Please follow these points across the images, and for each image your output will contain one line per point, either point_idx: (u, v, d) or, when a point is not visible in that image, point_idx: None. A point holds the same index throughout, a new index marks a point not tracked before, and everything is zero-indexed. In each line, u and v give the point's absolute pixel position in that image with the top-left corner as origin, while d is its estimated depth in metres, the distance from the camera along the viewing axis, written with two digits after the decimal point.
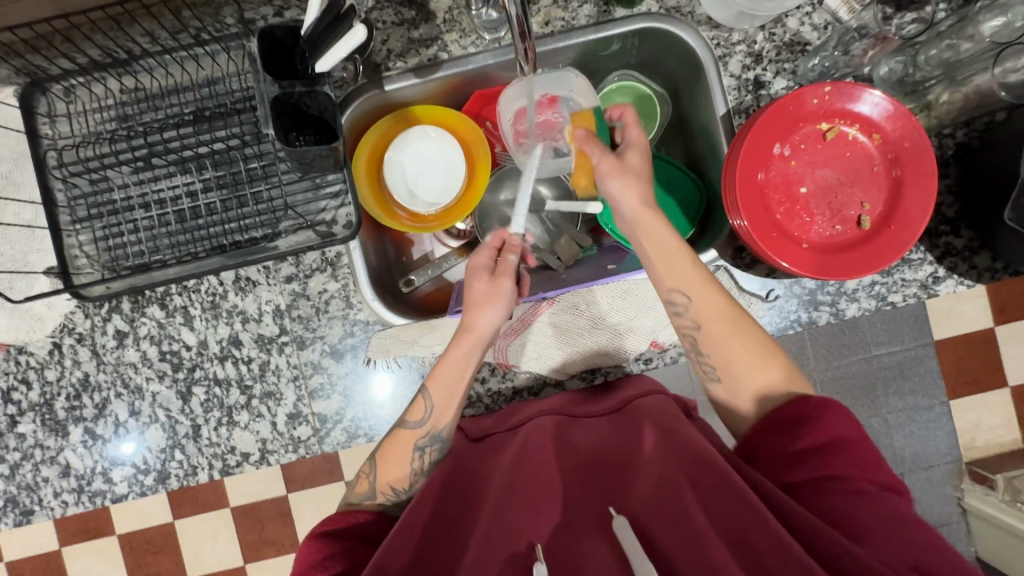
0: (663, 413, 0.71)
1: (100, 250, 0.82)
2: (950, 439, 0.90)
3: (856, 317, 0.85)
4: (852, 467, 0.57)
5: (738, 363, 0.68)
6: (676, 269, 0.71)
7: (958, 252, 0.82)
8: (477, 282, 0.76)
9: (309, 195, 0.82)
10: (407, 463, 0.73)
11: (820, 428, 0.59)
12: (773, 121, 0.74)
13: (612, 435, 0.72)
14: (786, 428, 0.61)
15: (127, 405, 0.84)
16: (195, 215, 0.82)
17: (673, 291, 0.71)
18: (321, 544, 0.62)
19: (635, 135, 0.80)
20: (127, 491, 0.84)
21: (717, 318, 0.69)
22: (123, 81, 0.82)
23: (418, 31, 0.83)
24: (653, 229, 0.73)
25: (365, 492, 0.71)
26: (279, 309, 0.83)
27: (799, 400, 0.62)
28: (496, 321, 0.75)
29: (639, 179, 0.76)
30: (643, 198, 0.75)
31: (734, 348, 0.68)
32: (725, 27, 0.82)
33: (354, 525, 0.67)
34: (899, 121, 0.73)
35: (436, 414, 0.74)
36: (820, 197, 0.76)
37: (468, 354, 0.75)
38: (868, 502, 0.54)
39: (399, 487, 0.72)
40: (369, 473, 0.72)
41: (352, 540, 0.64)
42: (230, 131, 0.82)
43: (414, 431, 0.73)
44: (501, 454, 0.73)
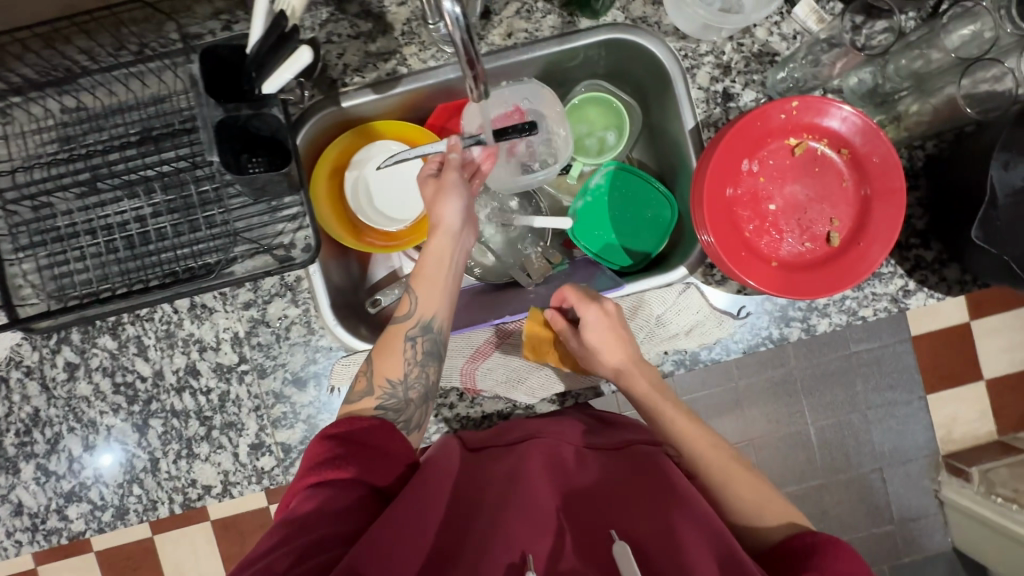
0: (667, 468, 0.68)
1: (46, 279, 0.78)
2: (928, 433, 0.96)
3: (827, 332, 0.83)
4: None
5: (731, 496, 0.66)
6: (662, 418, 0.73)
7: (927, 264, 0.81)
8: (425, 187, 0.77)
9: (265, 218, 0.78)
10: (401, 355, 0.70)
11: (828, 562, 0.54)
12: (741, 137, 0.72)
13: (613, 466, 0.68)
14: (794, 560, 0.57)
15: (81, 439, 0.80)
16: (146, 241, 0.78)
17: (653, 421, 0.74)
18: (330, 446, 0.59)
19: (596, 319, 0.74)
20: (84, 528, 0.81)
21: (705, 452, 0.70)
22: (63, 101, 0.77)
23: (375, 44, 0.79)
24: (641, 389, 0.75)
25: (364, 389, 0.68)
26: (238, 336, 0.80)
27: (805, 534, 0.59)
28: (456, 212, 0.75)
29: (609, 358, 0.75)
30: (618, 362, 0.75)
31: (728, 488, 0.67)
32: (692, 38, 0.80)
33: (361, 429, 0.61)
34: (868, 137, 0.71)
35: (423, 304, 0.72)
36: (789, 214, 0.74)
37: (440, 253, 0.75)
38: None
39: (394, 378, 0.68)
40: (365, 370, 0.69)
41: (360, 445, 0.60)
42: (179, 152, 0.78)
43: (405, 324, 0.71)
44: (498, 465, 0.69)
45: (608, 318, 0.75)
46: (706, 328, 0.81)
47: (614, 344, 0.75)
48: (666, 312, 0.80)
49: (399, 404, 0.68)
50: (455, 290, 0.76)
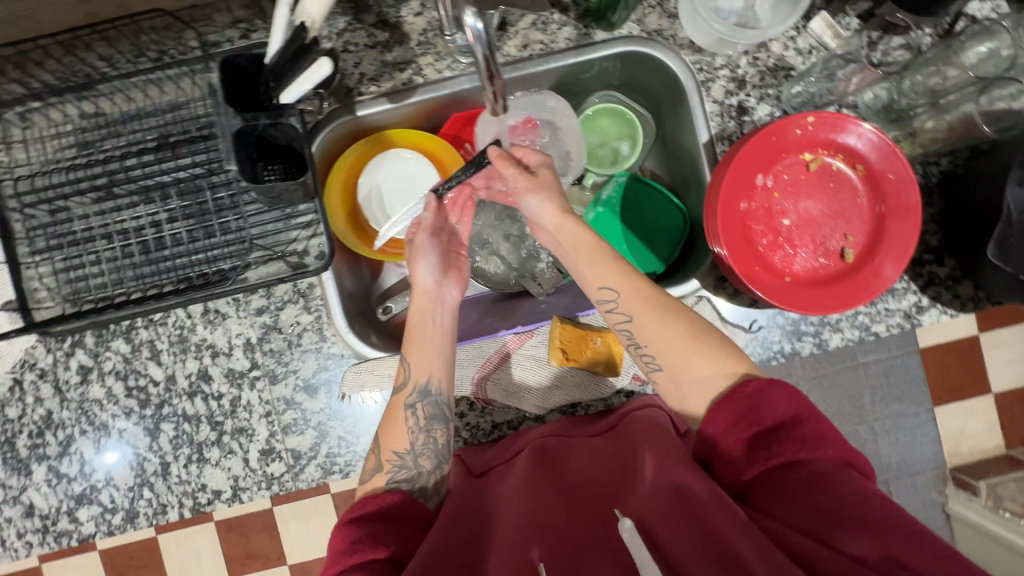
0: (650, 429, 0.69)
1: (61, 282, 0.79)
2: (936, 446, 0.96)
3: (840, 347, 0.83)
4: (809, 447, 0.54)
5: (677, 355, 0.65)
6: (625, 289, 0.69)
7: (940, 281, 0.81)
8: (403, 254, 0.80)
9: (279, 225, 0.79)
10: (404, 426, 0.71)
11: (764, 414, 0.56)
12: (756, 150, 0.72)
13: (605, 452, 0.70)
14: (736, 413, 0.57)
15: (93, 442, 0.81)
16: (161, 246, 0.79)
17: (603, 288, 0.70)
18: (352, 530, 0.60)
19: (540, 160, 0.78)
20: (94, 530, 0.81)
21: (652, 310, 0.67)
22: (82, 106, 0.78)
23: (392, 53, 0.80)
24: (573, 239, 0.73)
25: (374, 467, 0.69)
26: (250, 342, 0.80)
27: (738, 386, 0.59)
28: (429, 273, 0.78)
29: (553, 193, 0.75)
30: (557, 208, 0.75)
31: (666, 344, 0.66)
32: (708, 52, 0.80)
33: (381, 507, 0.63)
34: (884, 153, 0.71)
35: (415, 370, 0.73)
36: (803, 229, 0.74)
37: (425, 313, 0.76)
38: (830, 491, 0.52)
39: (401, 449, 0.69)
40: (373, 448, 0.70)
41: (383, 523, 0.61)
42: (195, 158, 0.78)
43: (404, 394, 0.72)
44: (503, 481, 0.70)
45: (549, 197, 0.75)
46: None
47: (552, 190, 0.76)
48: None
49: (411, 475, 0.68)
50: (450, 349, 0.76)
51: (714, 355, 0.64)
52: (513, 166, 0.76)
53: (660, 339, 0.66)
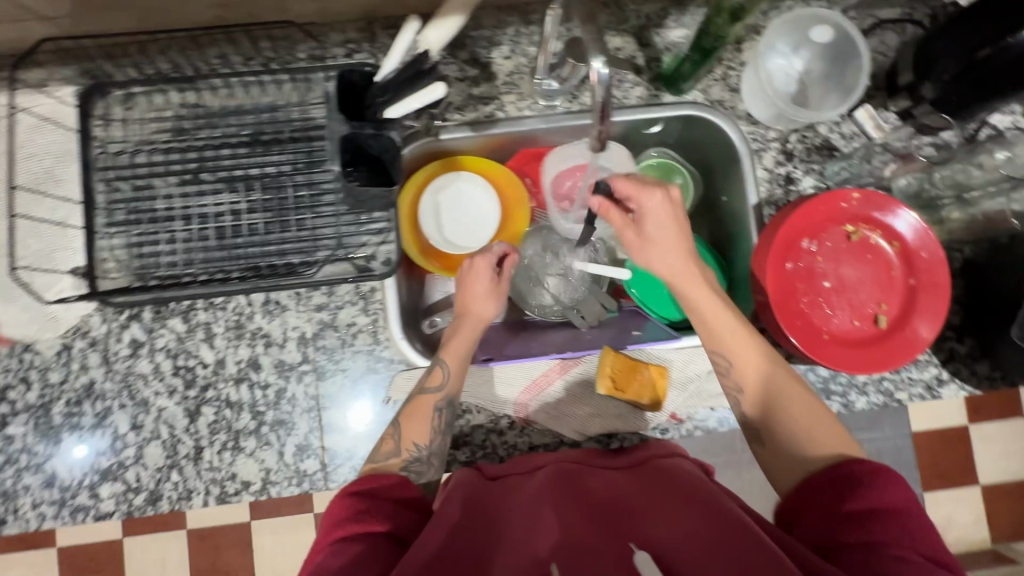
0: (677, 469, 0.71)
1: (132, 257, 0.81)
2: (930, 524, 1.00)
3: (863, 410, 0.87)
4: (903, 537, 0.55)
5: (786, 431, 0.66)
6: (744, 356, 0.71)
7: (960, 358, 0.86)
8: (480, 281, 0.79)
9: (352, 228, 0.83)
10: (430, 424, 0.74)
11: (875, 492, 0.58)
12: (804, 217, 0.79)
13: (626, 483, 0.71)
14: (841, 484, 0.60)
15: (129, 417, 0.81)
16: (236, 234, 0.82)
17: (717, 354, 0.72)
18: (353, 501, 0.62)
19: (655, 206, 0.73)
20: (113, 509, 0.79)
21: (773, 389, 0.69)
22: (185, 96, 0.83)
23: (478, 88, 0.87)
24: (693, 294, 0.73)
25: (390, 451, 0.71)
26: (304, 337, 0.83)
27: (845, 462, 0.62)
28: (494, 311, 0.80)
29: (671, 247, 0.74)
30: (675, 262, 0.74)
31: (785, 419, 0.67)
32: (763, 125, 0.89)
33: (385, 485, 0.65)
34: (920, 235, 0.78)
35: (454, 379, 0.76)
36: (841, 292, 0.80)
37: (474, 338, 0.79)
38: (905, 572, 0.52)
39: (422, 443, 0.72)
40: (393, 433, 0.72)
41: (385, 501, 0.63)
42: (283, 157, 0.83)
43: (433, 396, 0.75)
44: (521, 492, 0.71)
45: (670, 258, 0.74)
46: None
47: (671, 237, 0.74)
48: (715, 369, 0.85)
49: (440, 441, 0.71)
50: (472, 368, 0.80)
51: (828, 433, 0.65)
52: (620, 218, 0.75)
53: (773, 411, 0.68)
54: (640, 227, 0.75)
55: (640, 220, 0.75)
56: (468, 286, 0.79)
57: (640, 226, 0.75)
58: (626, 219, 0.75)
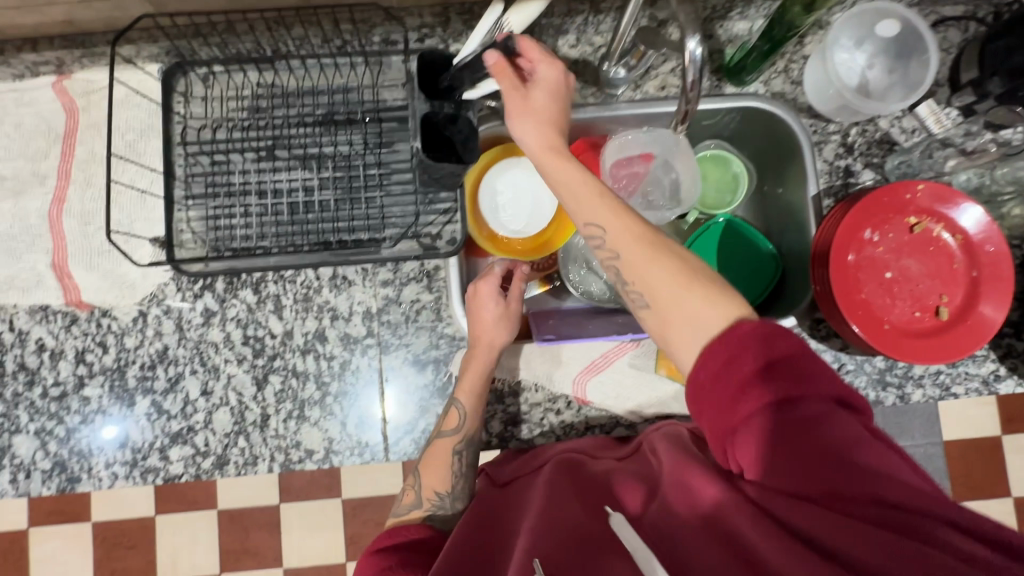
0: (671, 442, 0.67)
1: (208, 229, 0.84)
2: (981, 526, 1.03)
3: (919, 403, 0.87)
4: (823, 409, 0.49)
5: (681, 322, 0.56)
6: (654, 281, 0.58)
7: (1019, 354, 0.86)
8: (484, 309, 0.79)
9: (419, 207, 0.85)
10: (448, 469, 0.76)
11: (776, 355, 0.51)
12: (867, 208, 0.80)
13: (623, 468, 0.68)
14: (726, 361, 0.52)
15: (200, 383, 0.83)
16: (307, 210, 0.85)
17: (608, 258, 0.62)
18: (378, 559, 0.63)
19: (547, 74, 0.68)
20: (181, 471, 0.82)
21: (671, 283, 0.57)
22: (263, 76, 0.86)
23: None
24: (558, 175, 0.64)
25: (411, 503, 0.75)
26: (370, 311, 0.85)
27: (740, 326, 0.54)
28: (504, 336, 0.79)
29: (548, 123, 0.67)
30: (544, 141, 0.66)
31: (676, 313, 0.57)
32: (823, 118, 0.90)
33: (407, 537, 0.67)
34: (983, 228, 0.79)
35: (467, 420, 0.78)
36: (902, 283, 0.81)
37: (484, 370, 0.79)
38: (884, 458, 0.47)
39: (442, 492, 0.75)
40: (414, 484, 0.76)
41: (411, 551, 0.64)
42: (355, 136, 0.86)
43: (451, 439, 0.77)
44: (524, 493, 0.69)
45: (540, 136, 0.66)
46: None
47: (546, 121, 0.67)
48: None
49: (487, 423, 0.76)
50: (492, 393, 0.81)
51: (699, 302, 0.56)
52: (510, 81, 0.67)
53: (666, 313, 0.57)
54: (522, 91, 0.67)
55: (529, 88, 0.67)
56: (476, 317, 0.79)
57: (522, 91, 0.67)
58: (518, 82, 0.67)
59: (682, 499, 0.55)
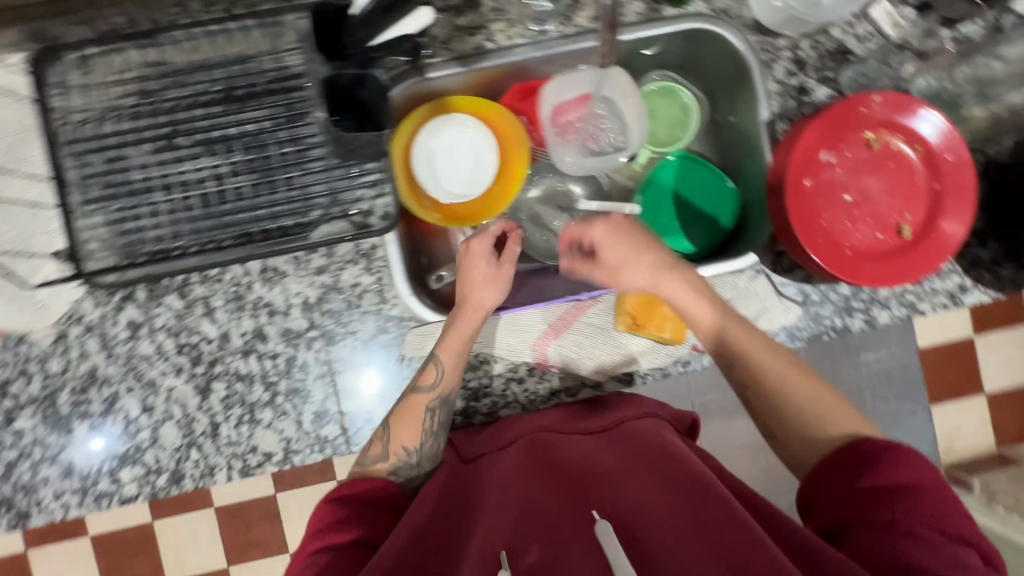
0: (652, 437, 0.69)
1: (116, 235, 0.76)
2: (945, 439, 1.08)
3: (886, 324, 0.85)
4: (920, 518, 0.54)
5: (787, 407, 0.66)
6: (673, 292, 0.73)
7: (984, 263, 0.84)
8: (478, 267, 0.75)
9: (344, 183, 0.78)
10: (419, 424, 0.72)
11: (889, 471, 0.57)
12: (820, 128, 0.75)
13: (601, 450, 0.69)
14: (848, 472, 0.59)
15: (140, 400, 0.78)
16: (221, 201, 0.77)
17: (626, 284, 0.74)
18: (333, 508, 0.64)
19: None
20: (136, 492, 0.78)
21: (702, 307, 0.71)
22: (146, 53, 0.76)
23: (464, 17, 0.81)
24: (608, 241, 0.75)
25: (377, 455, 0.71)
26: (309, 302, 0.79)
27: (862, 441, 0.60)
28: (492, 299, 0.75)
29: (616, 227, 0.74)
30: (610, 223, 0.74)
31: (752, 349, 0.69)
32: (771, 33, 0.82)
33: (368, 489, 0.67)
34: (943, 136, 0.74)
35: (446, 375, 0.73)
36: (863, 205, 0.76)
37: (469, 329, 0.74)
38: (919, 548, 0.52)
39: (411, 447, 0.71)
40: (382, 436, 0.72)
41: (363, 506, 0.65)
42: (261, 112, 0.77)
43: (425, 396, 0.73)
44: (491, 475, 0.69)
45: (613, 225, 0.74)
46: (772, 315, 0.82)
47: (623, 232, 0.74)
48: (736, 297, 0.82)
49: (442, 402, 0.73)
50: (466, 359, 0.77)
51: (825, 407, 0.65)
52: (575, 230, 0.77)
53: (693, 325, 0.72)
54: (590, 223, 0.76)
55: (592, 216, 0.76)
56: (467, 274, 0.75)
57: (590, 223, 0.76)
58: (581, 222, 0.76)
59: (674, 497, 0.56)
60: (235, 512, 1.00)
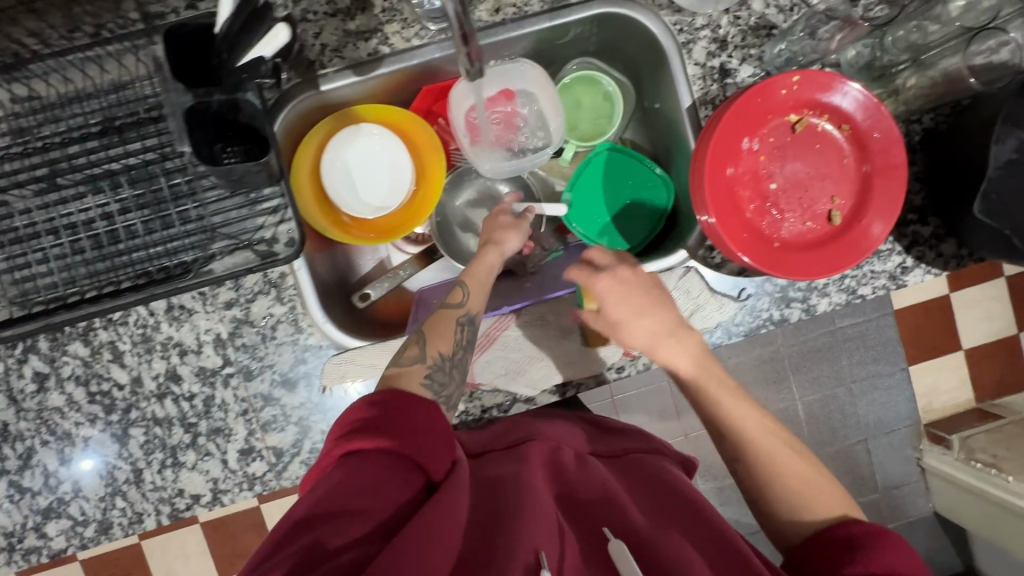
0: (666, 473, 0.68)
1: (6, 284, 0.71)
2: (909, 401, 1.23)
3: (826, 312, 0.82)
4: None
5: (779, 464, 0.67)
6: (672, 355, 0.71)
7: (924, 241, 0.80)
8: (500, 216, 0.79)
9: (244, 211, 0.73)
10: (452, 335, 0.67)
11: (879, 555, 0.54)
12: (740, 115, 0.69)
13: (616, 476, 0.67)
14: (832, 548, 0.58)
15: (56, 453, 0.76)
16: (114, 240, 0.72)
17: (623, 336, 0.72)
18: (370, 413, 0.54)
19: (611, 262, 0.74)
20: (65, 545, 0.77)
21: (726, 424, 0.69)
22: (13, 89, 0.71)
23: (354, 22, 0.74)
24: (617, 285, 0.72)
25: (413, 355, 0.64)
26: (220, 338, 0.76)
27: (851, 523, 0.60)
28: (513, 242, 0.77)
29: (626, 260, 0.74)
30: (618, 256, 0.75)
31: (759, 477, 0.67)
32: (688, 12, 0.77)
33: (412, 409, 0.55)
34: (870, 112, 0.69)
35: (474, 298, 0.71)
36: (790, 192, 0.73)
37: (492, 264, 0.75)
38: None
39: (445, 353, 0.65)
40: (417, 339, 0.66)
41: (400, 420, 0.54)
42: (146, 143, 0.72)
43: (456, 311, 0.69)
44: (503, 463, 0.65)
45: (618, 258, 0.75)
46: (706, 312, 0.79)
47: (629, 276, 0.73)
48: None
49: (442, 381, 0.64)
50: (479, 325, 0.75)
51: (817, 486, 0.65)
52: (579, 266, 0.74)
53: (701, 399, 0.71)
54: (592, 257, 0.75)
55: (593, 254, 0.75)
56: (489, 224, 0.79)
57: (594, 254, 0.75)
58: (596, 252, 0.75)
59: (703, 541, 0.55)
60: (220, 528, 1.13)
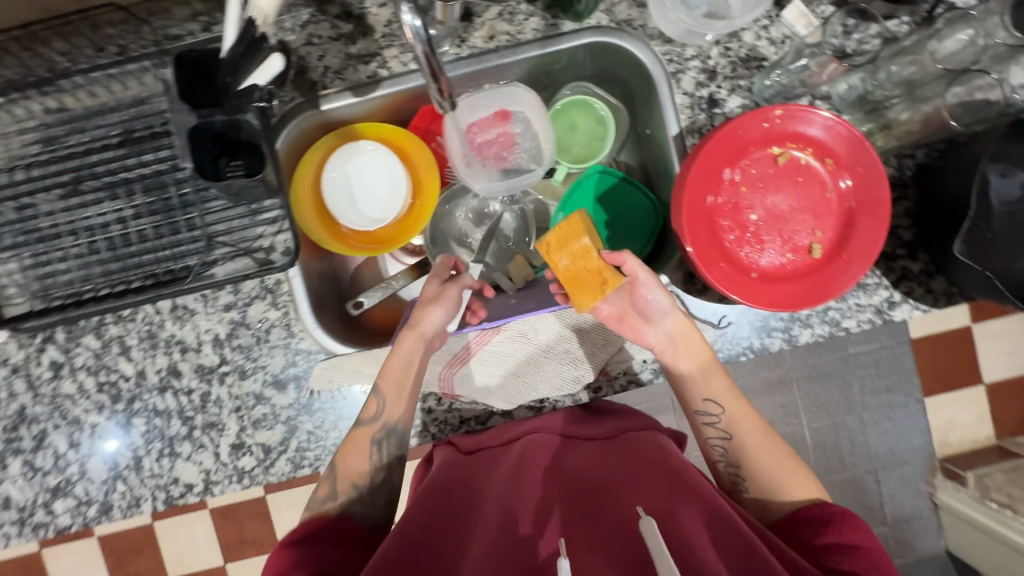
0: (660, 448, 0.69)
1: (30, 278, 0.77)
2: (924, 436, 1.02)
3: (809, 343, 0.81)
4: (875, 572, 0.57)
5: (760, 457, 0.73)
6: (683, 342, 0.76)
7: (913, 276, 0.79)
8: (428, 283, 0.81)
9: (246, 221, 0.78)
10: (366, 460, 0.74)
11: (842, 531, 0.61)
12: (721, 146, 0.70)
13: (604, 459, 0.69)
14: (810, 526, 0.64)
15: (66, 437, 0.82)
16: (127, 243, 0.78)
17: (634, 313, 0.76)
18: (296, 550, 0.60)
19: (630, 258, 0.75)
20: (69, 522, 0.82)
21: (727, 404, 0.75)
22: (46, 102, 0.77)
23: (356, 46, 0.79)
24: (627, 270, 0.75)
25: (327, 494, 0.71)
26: (218, 338, 0.81)
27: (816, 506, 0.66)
28: (437, 322, 0.78)
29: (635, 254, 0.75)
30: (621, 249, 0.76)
31: (748, 460, 0.73)
32: (678, 43, 0.78)
33: (315, 529, 0.65)
34: (853, 147, 0.70)
35: (389, 408, 0.75)
36: (770, 223, 0.73)
37: (412, 352, 0.77)
38: None
39: (360, 483, 0.72)
40: (329, 475, 0.72)
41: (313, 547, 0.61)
42: (159, 154, 0.78)
43: (368, 429, 0.75)
44: (494, 471, 0.69)
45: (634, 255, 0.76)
46: None
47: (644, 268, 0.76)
48: None
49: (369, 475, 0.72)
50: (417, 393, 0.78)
51: (790, 472, 0.71)
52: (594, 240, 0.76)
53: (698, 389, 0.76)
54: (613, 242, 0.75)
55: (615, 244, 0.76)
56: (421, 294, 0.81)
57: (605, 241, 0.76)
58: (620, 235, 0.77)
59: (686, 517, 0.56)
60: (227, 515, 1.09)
